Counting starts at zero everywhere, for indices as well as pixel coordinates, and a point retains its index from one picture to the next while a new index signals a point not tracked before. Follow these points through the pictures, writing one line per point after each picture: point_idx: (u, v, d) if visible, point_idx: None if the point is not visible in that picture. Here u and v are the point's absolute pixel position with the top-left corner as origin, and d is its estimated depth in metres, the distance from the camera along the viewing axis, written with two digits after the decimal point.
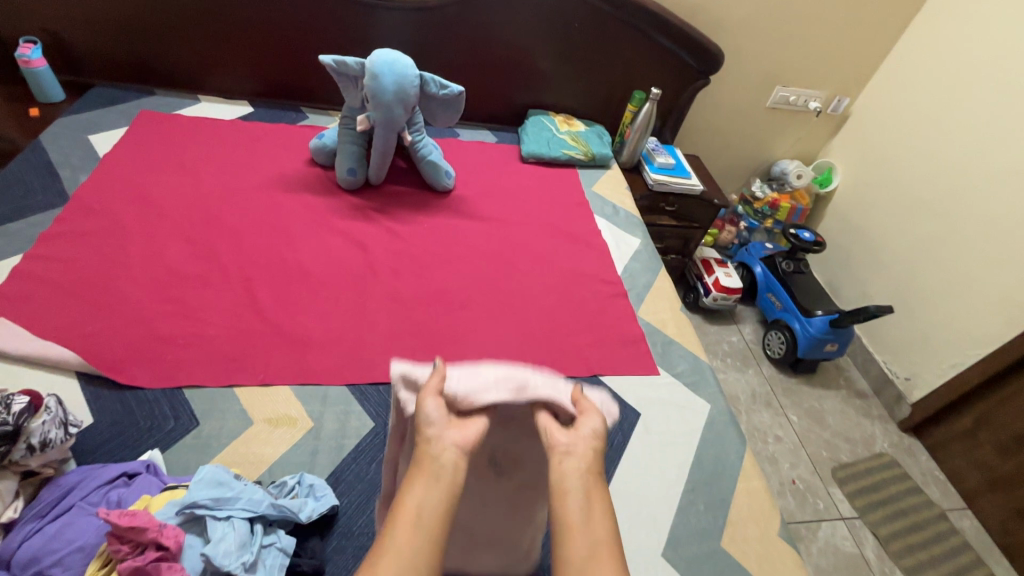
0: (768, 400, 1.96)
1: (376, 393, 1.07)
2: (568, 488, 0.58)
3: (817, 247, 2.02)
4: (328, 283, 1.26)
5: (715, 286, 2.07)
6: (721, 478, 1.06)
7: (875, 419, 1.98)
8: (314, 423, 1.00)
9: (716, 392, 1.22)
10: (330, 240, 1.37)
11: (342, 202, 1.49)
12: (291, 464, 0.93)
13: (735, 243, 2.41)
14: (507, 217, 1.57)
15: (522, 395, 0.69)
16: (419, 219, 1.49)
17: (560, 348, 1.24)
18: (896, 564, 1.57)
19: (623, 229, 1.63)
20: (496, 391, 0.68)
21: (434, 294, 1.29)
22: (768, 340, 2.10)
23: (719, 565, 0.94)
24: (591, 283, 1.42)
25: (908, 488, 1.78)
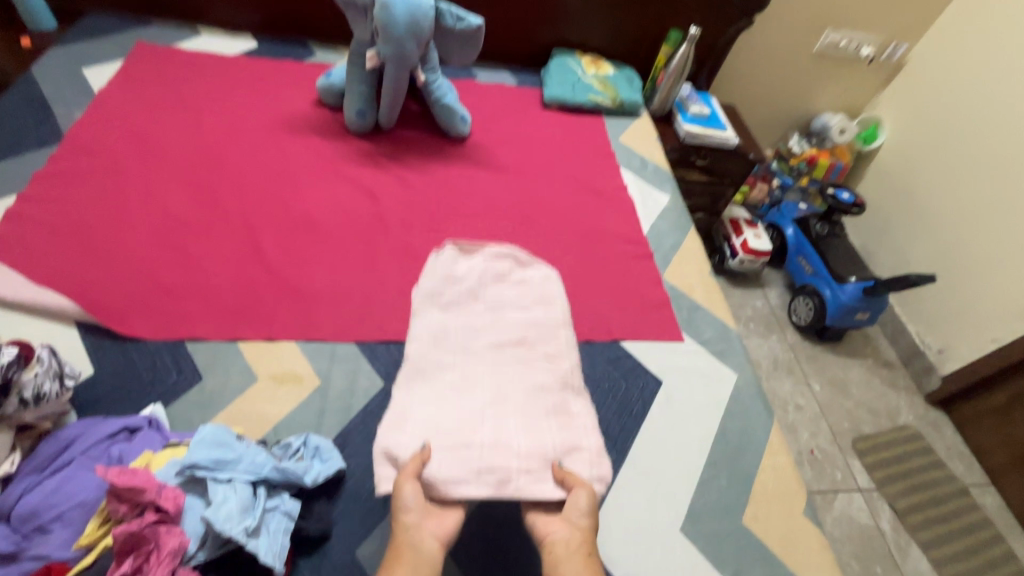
0: (790, 367, 1.90)
1: (387, 352, 1.02)
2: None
3: (856, 209, 1.89)
4: (336, 233, 1.19)
5: (743, 248, 1.96)
6: (745, 453, 1.01)
7: (901, 391, 1.90)
8: (321, 381, 0.96)
9: (744, 361, 1.15)
10: (339, 188, 1.29)
11: (351, 147, 1.40)
12: (298, 423, 0.90)
13: (766, 202, 2.21)
14: (527, 168, 1.46)
15: (501, 492, 0.77)
16: (433, 168, 1.40)
17: (580, 310, 1.17)
18: (912, 537, 1.55)
19: (651, 184, 1.52)
20: (474, 487, 0.76)
21: None
22: (795, 305, 2.00)
23: (740, 542, 0.90)
24: (614, 242, 1.33)
25: (930, 461, 1.73)
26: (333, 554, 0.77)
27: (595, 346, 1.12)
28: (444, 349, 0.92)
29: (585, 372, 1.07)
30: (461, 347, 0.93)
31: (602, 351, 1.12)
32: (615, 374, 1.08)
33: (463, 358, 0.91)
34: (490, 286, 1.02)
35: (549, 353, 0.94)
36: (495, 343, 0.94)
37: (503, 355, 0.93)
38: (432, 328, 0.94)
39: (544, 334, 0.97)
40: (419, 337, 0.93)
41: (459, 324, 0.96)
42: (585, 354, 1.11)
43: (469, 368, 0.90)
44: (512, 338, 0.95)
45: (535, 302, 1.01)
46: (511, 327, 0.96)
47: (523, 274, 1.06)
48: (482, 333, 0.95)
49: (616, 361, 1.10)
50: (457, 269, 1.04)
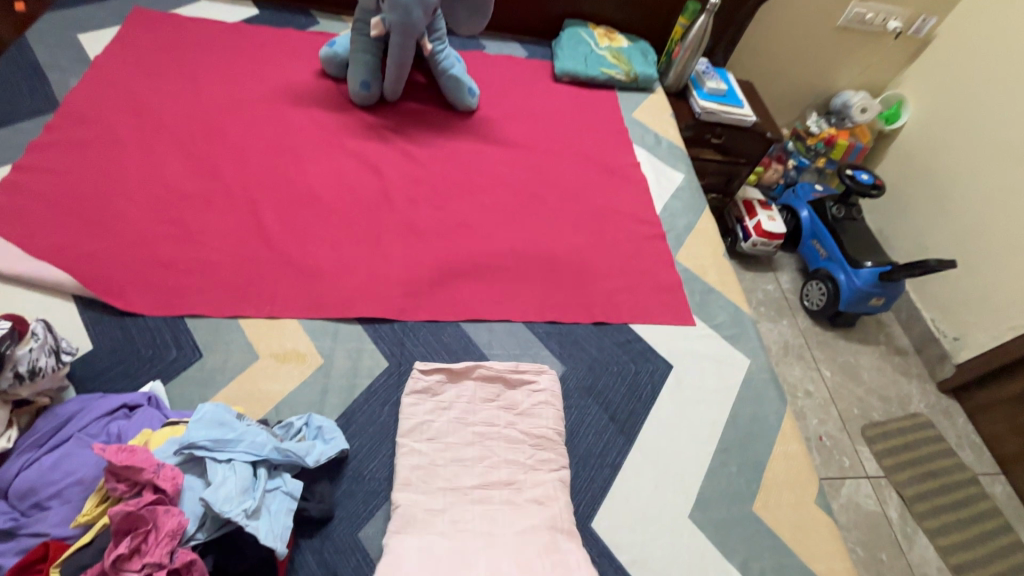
0: (800, 353, 1.86)
1: (391, 331, 1.00)
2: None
3: (874, 191, 1.84)
4: (339, 209, 1.15)
5: (755, 230, 1.91)
6: (756, 440, 0.99)
7: (913, 378, 1.87)
8: (324, 360, 0.93)
9: (757, 346, 1.12)
10: (342, 163, 1.25)
11: (355, 119, 1.35)
12: (300, 402, 0.88)
13: (780, 183, 2.17)
14: (537, 144, 1.41)
15: None
16: (439, 142, 1.35)
17: (589, 291, 1.14)
18: (919, 525, 1.53)
19: (665, 162, 1.46)
20: None
21: (453, 227, 1.18)
22: (807, 290, 1.96)
23: (749, 529, 0.88)
24: (626, 221, 1.29)
25: (941, 450, 1.70)
26: (336, 536, 0.76)
27: (604, 329, 1.09)
28: (432, 494, 0.81)
29: (594, 355, 1.05)
30: (451, 487, 0.82)
31: (611, 334, 1.09)
32: (624, 358, 1.05)
33: (452, 501, 0.81)
34: (480, 410, 0.90)
35: (544, 494, 0.84)
36: (485, 484, 0.83)
37: (493, 501, 0.82)
38: (420, 468, 0.83)
39: (537, 474, 0.86)
40: (404, 480, 0.81)
41: (448, 456, 0.85)
42: (594, 337, 1.08)
43: (459, 512, 0.80)
44: (504, 478, 0.84)
45: (530, 432, 0.90)
46: (502, 462, 0.86)
47: (514, 391, 0.94)
48: (473, 468, 0.84)
49: (625, 344, 1.08)
50: (441, 391, 0.92)
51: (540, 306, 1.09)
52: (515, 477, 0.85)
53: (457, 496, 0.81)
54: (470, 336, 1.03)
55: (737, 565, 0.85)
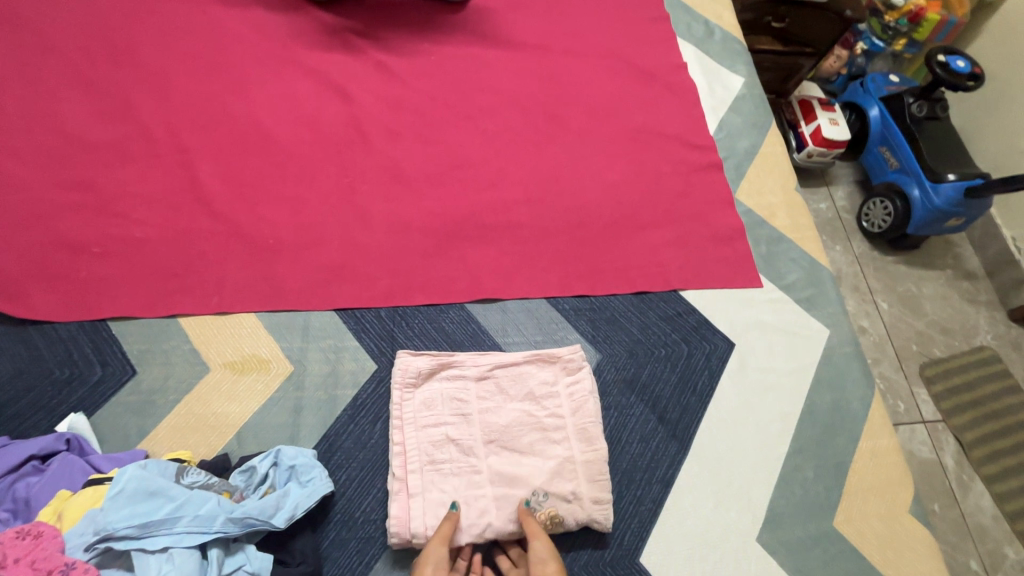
0: (854, 283, 1.63)
1: (378, 322, 0.78)
2: None
3: (973, 83, 1.47)
4: (298, 154, 0.88)
5: (812, 138, 1.56)
6: (837, 435, 0.80)
7: (980, 306, 1.65)
8: (294, 367, 0.73)
9: (838, 312, 0.89)
10: (295, 85, 0.94)
11: (308, 18, 1.01)
12: (269, 427, 0.69)
13: (843, 73, 1.74)
14: (551, 42, 1.07)
15: None
16: (423, 48, 1.02)
17: (626, 250, 0.89)
18: (976, 472, 1.41)
19: (719, 62, 1.12)
20: None
21: (449, 171, 0.91)
22: (868, 209, 1.68)
23: (828, 551, 0.73)
24: (671, 150, 1.00)
25: (1008, 387, 1.52)
26: None
27: (647, 300, 0.86)
28: (433, 508, 0.66)
29: (634, 335, 0.83)
30: (464, 500, 0.67)
31: (656, 306, 0.86)
32: (673, 338, 0.84)
33: (467, 510, 0.67)
34: (494, 406, 0.73)
35: (573, 483, 0.70)
36: (502, 487, 0.68)
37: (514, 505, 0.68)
38: (419, 493, 0.66)
39: (563, 465, 0.71)
40: (409, 513, 0.65)
41: (448, 466, 0.69)
42: (634, 311, 0.85)
43: (478, 522, 0.66)
44: (524, 476, 0.69)
45: (548, 422, 0.73)
46: (519, 459, 0.71)
47: (521, 376, 0.76)
48: (484, 468, 0.69)
49: (673, 318, 0.85)
50: (433, 399, 0.72)
51: (565, 274, 0.86)
52: (538, 472, 0.70)
53: (471, 507, 0.67)
54: (479, 321, 0.81)
55: None
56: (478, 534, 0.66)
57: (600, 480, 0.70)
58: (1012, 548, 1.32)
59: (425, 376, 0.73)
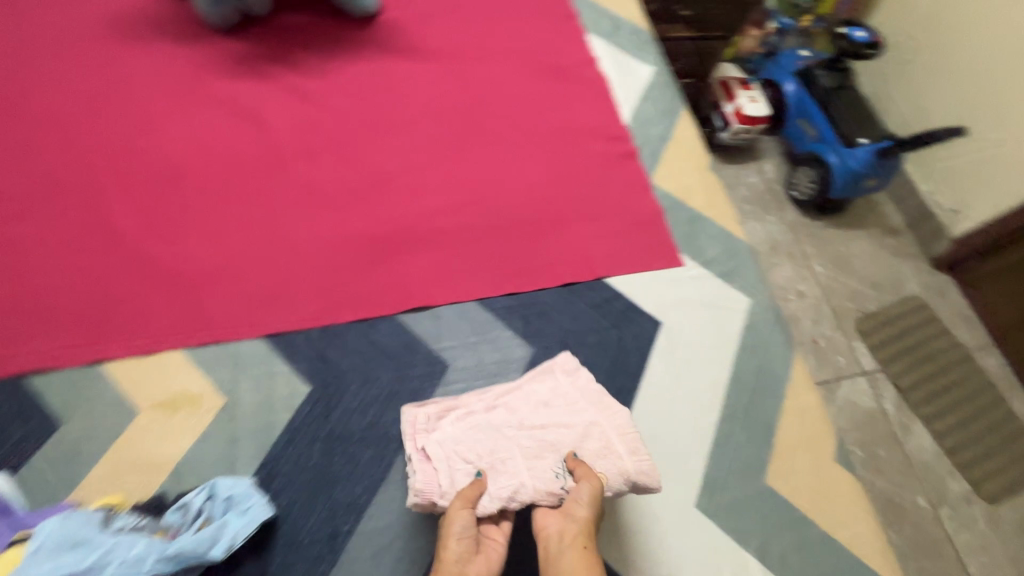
0: (790, 250, 1.70)
1: (308, 344, 0.78)
2: None
3: (872, 51, 1.57)
4: (214, 185, 0.87)
5: (736, 116, 1.63)
6: (765, 398, 0.84)
7: (906, 258, 1.72)
8: (226, 398, 0.73)
9: (756, 281, 0.94)
10: (205, 116, 0.93)
11: (212, 47, 0.99)
12: (204, 461, 0.69)
13: (758, 53, 1.76)
14: (463, 50, 1.09)
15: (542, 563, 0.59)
16: (335, 68, 1.02)
17: (553, 245, 0.92)
18: (915, 414, 1.49)
19: (629, 54, 1.16)
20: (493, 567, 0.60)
21: (371, 187, 0.92)
22: (795, 177, 1.75)
23: (763, 507, 0.77)
24: (588, 143, 1.03)
25: (937, 331, 1.61)
26: None
27: (575, 291, 0.89)
28: (458, 475, 0.66)
29: (566, 326, 0.86)
30: (489, 466, 0.66)
31: (584, 295, 0.89)
32: (603, 324, 0.87)
33: (495, 477, 0.66)
34: (507, 405, 0.73)
35: (604, 443, 0.69)
36: (531, 454, 0.68)
37: (549, 467, 0.67)
38: (444, 457, 0.67)
39: (590, 429, 0.70)
40: (435, 476, 0.66)
41: (469, 436, 0.69)
42: (564, 303, 0.88)
43: (509, 485, 0.64)
44: (553, 443, 0.69)
45: (566, 397, 0.74)
46: (543, 435, 0.70)
47: (527, 379, 0.76)
48: (510, 440, 0.69)
49: (602, 305, 0.89)
50: (443, 416, 0.72)
51: (495, 274, 0.88)
52: (567, 436, 0.70)
53: (503, 476, 0.65)
54: (410, 329, 0.82)
55: (753, 551, 0.75)
56: (509, 498, 0.64)
57: (629, 432, 0.70)
58: (954, 480, 1.42)
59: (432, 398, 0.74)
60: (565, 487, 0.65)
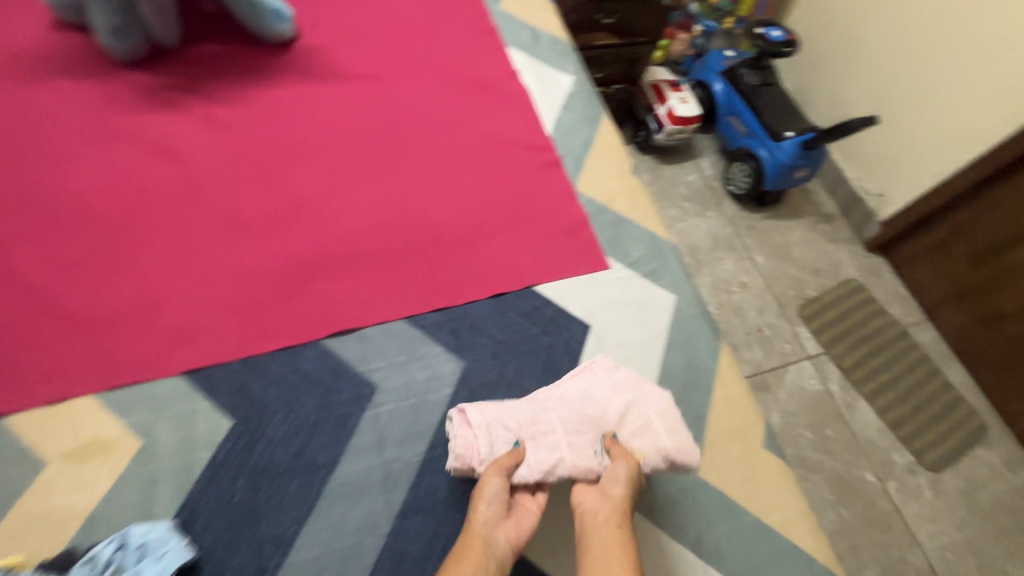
0: (731, 244, 1.75)
1: (229, 378, 0.76)
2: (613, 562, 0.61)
3: (788, 48, 1.62)
4: (125, 222, 0.85)
5: (668, 118, 1.69)
6: (694, 391, 0.87)
7: (841, 244, 1.79)
8: (142, 441, 0.71)
9: (681, 278, 0.97)
10: (114, 152, 0.91)
11: (121, 82, 0.98)
12: (120, 509, 0.67)
13: (688, 56, 1.89)
14: (383, 70, 1.09)
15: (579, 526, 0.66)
16: (251, 95, 1.01)
17: (480, 258, 0.93)
18: (859, 393, 1.54)
19: (549, 65, 1.19)
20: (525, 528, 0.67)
21: (292, 212, 0.91)
22: (730, 173, 1.81)
23: (697, 499, 0.79)
24: (512, 154, 1.05)
25: (874, 311, 1.67)
26: None
27: (504, 302, 0.90)
28: (499, 443, 0.72)
29: (495, 337, 0.87)
30: (529, 437, 0.72)
31: (513, 305, 0.90)
32: (534, 331, 0.88)
33: (536, 449, 0.71)
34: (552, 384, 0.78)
35: (642, 423, 0.76)
36: (573, 428, 0.73)
37: (587, 444, 0.73)
38: (487, 424, 0.72)
39: (628, 411, 0.77)
40: (474, 440, 0.72)
41: (512, 409, 0.74)
42: (493, 314, 0.89)
43: (550, 457, 0.71)
44: (591, 422, 0.75)
45: (606, 377, 0.80)
46: (584, 412, 0.75)
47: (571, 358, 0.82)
48: (552, 414, 0.74)
49: (532, 313, 0.89)
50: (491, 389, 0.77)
51: (422, 291, 0.88)
52: (605, 417, 0.76)
53: (544, 448, 0.72)
54: (337, 354, 0.81)
55: (690, 543, 0.77)
56: (549, 470, 0.70)
57: (667, 415, 0.77)
58: (898, 453, 1.47)
59: None
60: (601, 464, 0.72)
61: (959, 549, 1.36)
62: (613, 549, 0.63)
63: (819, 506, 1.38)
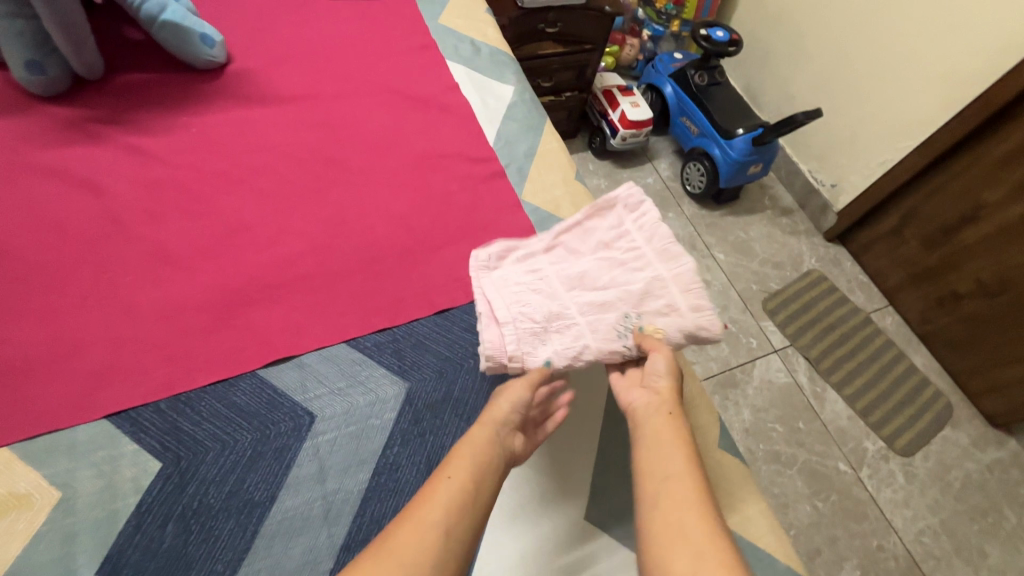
0: (692, 243, 1.75)
1: (158, 417, 0.73)
2: (665, 441, 0.60)
3: (733, 48, 1.65)
4: (43, 262, 0.81)
5: (621, 123, 1.70)
6: None
7: (801, 236, 1.80)
8: (62, 492, 0.67)
9: None
10: (34, 188, 0.87)
11: (41, 117, 0.94)
12: (37, 568, 0.62)
13: (639, 60, 1.95)
14: (318, 90, 1.08)
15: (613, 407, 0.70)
16: (181, 123, 0.99)
17: (423, 275, 0.91)
18: (827, 383, 1.55)
19: (489, 76, 1.19)
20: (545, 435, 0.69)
21: (224, 240, 0.88)
22: (687, 173, 1.82)
23: None
24: (454, 168, 1.03)
25: (836, 300, 1.69)
26: None
27: (449, 317, 0.88)
28: (524, 337, 0.74)
29: (442, 353, 0.84)
30: (555, 327, 0.75)
31: (458, 321, 0.88)
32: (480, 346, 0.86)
33: (562, 339, 0.74)
34: (574, 264, 0.81)
35: (666, 298, 0.76)
36: (595, 314, 0.76)
37: (612, 328, 0.75)
38: (511, 322, 0.75)
39: (651, 285, 0.77)
40: (501, 339, 0.73)
41: (534, 300, 0.77)
42: (439, 331, 0.87)
43: (575, 346, 0.74)
44: (614, 300, 0.77)
45: (628, 248, 0.81)
46: (605, 290, 0.78)
47: (588, 234, 0.84)
48: (573, 302, 0.77)
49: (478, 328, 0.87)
50: (509, 276, 0.80)
51: (363, 313, 0.86)
52: (630, 293, 0.77)
53: (569, 336, 0.75)
54: (274, 384, 0.78)
55: None
56: (577, 357, 0.73)
57: (692, 291, 0.75)
58: (869, 440, 1.47)
59: (504, 257, 0.82)
60: (628, 346, 0.73)
61: (935, 532, 1.36)
62: (663, 433, 0.61)
63: (795, 500, 1.37)
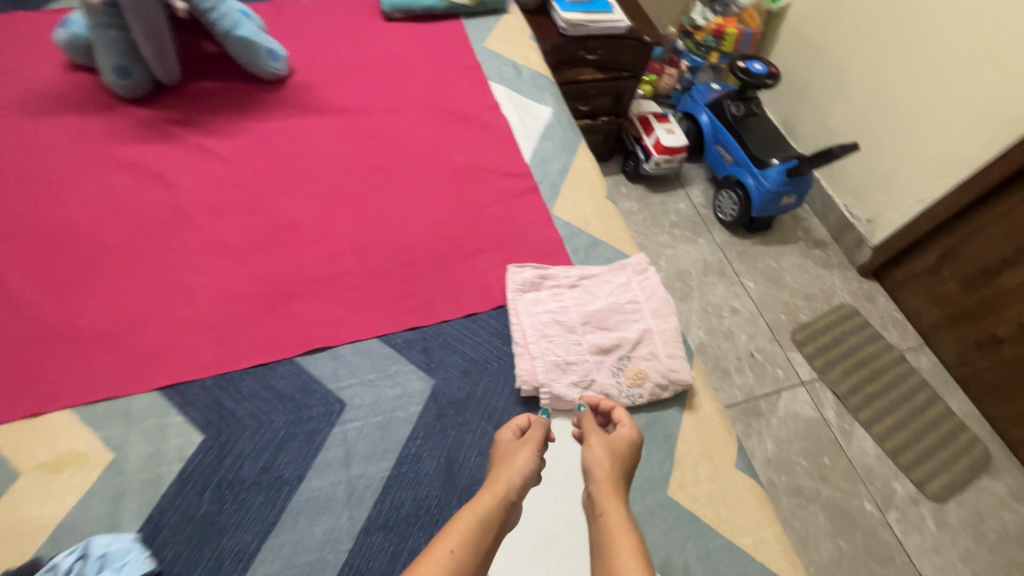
0: (721, 269, 1.75)
1: (204, 393, 0.79)
2: (616, 535, 0.57)
3: (771, 81, 1.67)
4: (114, 245, 0.89)
5: (655, 148, 1.74)
6: (664, 410, 0.87)
7: (834, 269, 1.78)
8: (115, 454, 0.73)
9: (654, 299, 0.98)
10: (112, 179, 0.96)
11: (124, 116, 1.04)
12: (87, 520, 0.68)
13: (677, 90, 1.98)
14: (370, 104, 1.15)
15: None
16: (244, 128, 1.08)
17: (455, 279, 0.95)
18: (855, 419, 1.51)
19: (529, 97, 1.25)
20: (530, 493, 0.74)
21: (274, 236, 0.95)
22: (719, 201, 1.83)
23: (666, 519, 0.77)
24: (491, 181, 1.09)
25: (869, 336, 1.65)
26: None
27: (476, 321, 0.92)
28: (550, 366, 0.86)
29: (467, 355, 0.88)
30: (572, 360, 0.88)
31: (485, 325, 0.92)
32: (505, 349, 0.89)
33: (574, 371, 0.87)
34: (589, 305, 0.94)
35: (651, 347, 0.91)
36: (600, 354, 0.89)
37: (610, 367, 0.88)
38: (538, 355, 0.87)
39: (644, 335, 0.92)
40: (532, 370, 0.85)
41: (557, 336, 0.90)
42: (466, 334, 0.90)
43: (583, 379, 0.86)
44: (615, 344, 0.90)
45: (630, 297, 0.96)
46: (610, 333, 0.92)
47: (603, 281, 0.97)
48: (585, 340, 0.90)
49: (504, 332, 0.91)
50: (537, 307, 0.92)
51: (396, 311, 0.90)
52: (627, 339, 0.91)
53: (579, 368, 0.87)
54: (310, 371, 0.83)
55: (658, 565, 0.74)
56: (584, 388, 0.86)
57: (672, 343, 0.92)
58: (899, 482, 1.42)
59: (536, 288, 0.95)
60: (621, 382, 0.87)
61: None
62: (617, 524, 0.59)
63: (816, 537, 1.33)
